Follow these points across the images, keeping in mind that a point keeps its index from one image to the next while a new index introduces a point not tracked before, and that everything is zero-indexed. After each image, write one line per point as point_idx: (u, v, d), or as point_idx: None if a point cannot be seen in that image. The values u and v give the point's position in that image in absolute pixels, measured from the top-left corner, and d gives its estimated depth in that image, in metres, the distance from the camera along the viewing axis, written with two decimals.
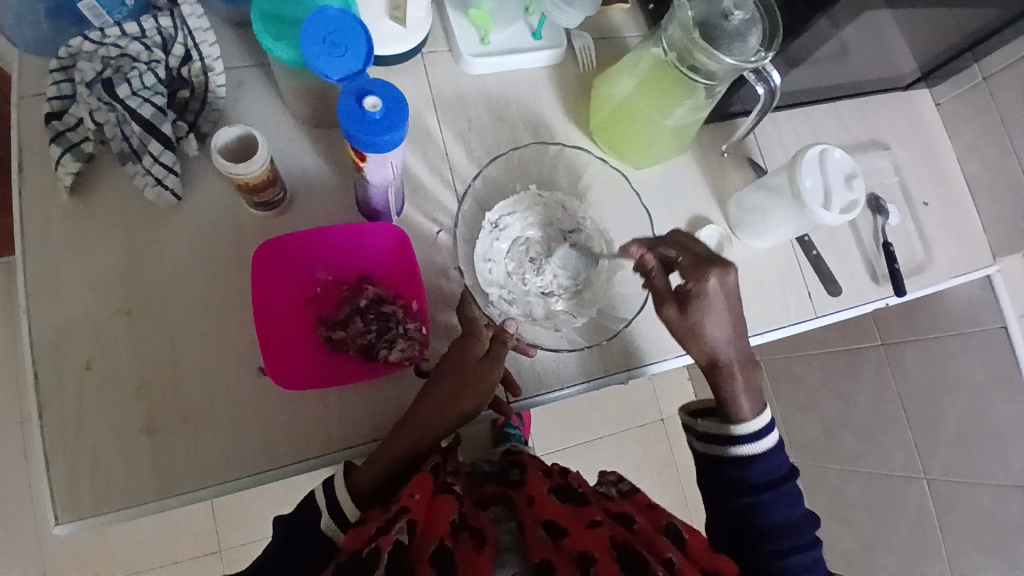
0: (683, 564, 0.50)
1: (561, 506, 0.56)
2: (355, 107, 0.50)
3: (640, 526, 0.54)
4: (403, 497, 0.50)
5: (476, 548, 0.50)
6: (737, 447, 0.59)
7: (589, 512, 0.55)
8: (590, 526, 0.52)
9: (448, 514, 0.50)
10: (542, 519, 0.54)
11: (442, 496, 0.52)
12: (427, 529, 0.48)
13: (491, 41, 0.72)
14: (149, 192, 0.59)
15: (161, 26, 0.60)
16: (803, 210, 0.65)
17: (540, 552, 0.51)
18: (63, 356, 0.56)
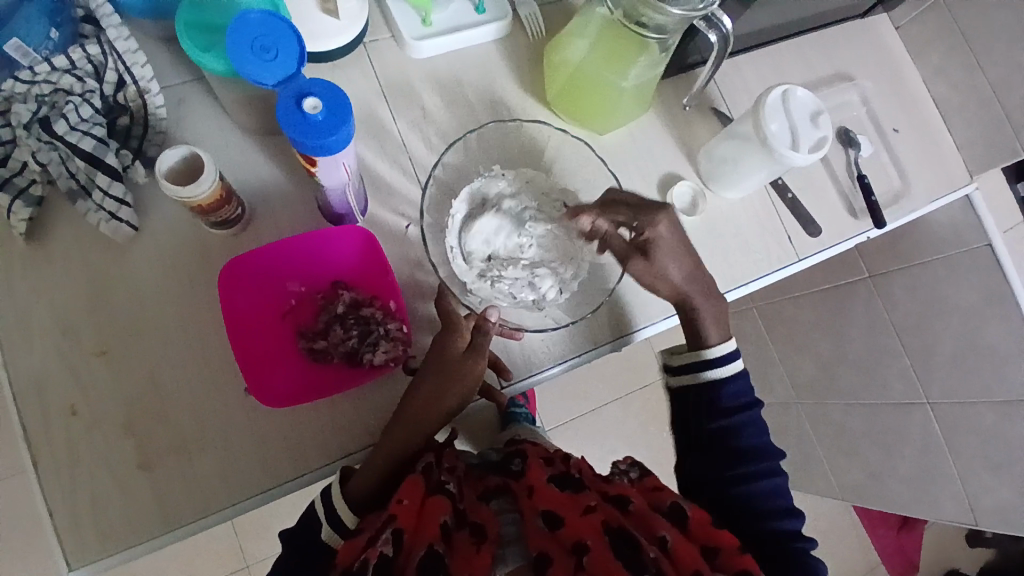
0: (677, 541, 0.53)
1: (561, 493, 0.56)
2: (296, 110, 0.49)
3: (635, 506, 0.56)
4: (392, 504, 0.52)
5: (475, 545, 0.51)
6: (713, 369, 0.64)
7: (585, 498, 0.56)
8: (585, 512, 0.54)
9: (438, 516, 0.51)
10: (541, 509, 0.55)
11: (432, 499, 0.53)
12: (416, 533, 0.51)
13: (433, 21, 0.70)
14: (105, 227, 0.58)
15: (90, 54, 0.58)
16: (772, 155, 0.64)
17: (537, 544, 0.53)
18: (47, 404, 0.56)
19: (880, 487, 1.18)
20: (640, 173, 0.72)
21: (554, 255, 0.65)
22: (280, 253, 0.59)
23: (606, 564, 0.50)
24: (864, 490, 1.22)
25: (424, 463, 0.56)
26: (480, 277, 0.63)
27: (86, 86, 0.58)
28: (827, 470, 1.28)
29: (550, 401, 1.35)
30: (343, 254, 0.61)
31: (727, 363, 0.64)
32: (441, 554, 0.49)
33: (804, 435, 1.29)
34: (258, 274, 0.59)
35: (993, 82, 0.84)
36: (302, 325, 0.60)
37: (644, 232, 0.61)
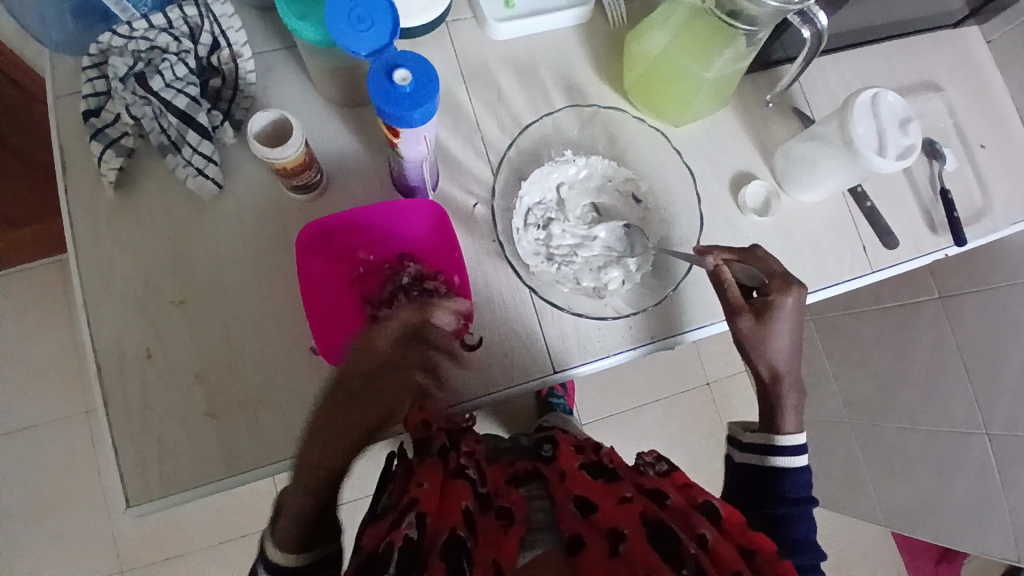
0: (716, 538, 0.51)
1: (592, 482, 0.58)
2: (385, 82, 0.50)
3: (672, 501, 0.55)
4: (413, 487, 0.51)
5: (503, 528, 0.52)
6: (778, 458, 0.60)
7: (619, 488, 0.57)
8: (621, 501, 0.55)
9: (460, 501, 0.52)
10: (574, 494, 0.56)
11: (455, 484, 0.53)
12: (440, 518, 0.50)
13: (515, 3, 0.70)
14: (192, 182, 0.59)
15: (186, 15, 0.60)
16: (856, 158, 0.62)
17: (570, 527, 0.53)
18: (123, 348, 0.58)
19: (926, 518, 1.13)
20: (714, 170, 0.71)
21: (619, 245, 0.65)
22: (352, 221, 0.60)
23: (639, 551, 0.49)
24: (909, 519, 1.17)
25: (441, 446, 0.56)
26: (544, 260, 0.64)
27: (182, 45, 0.60)
28: (871, 494, 1.23)
29: (590, 396, 1.34)
30: (412, 228, 0.61)
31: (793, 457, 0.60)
32: (463, 537, 0.49)
33: (850, 456, 1.25)
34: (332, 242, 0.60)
35: None
36: (370, 296, 0.60)
37: (772, 293, 0.60)
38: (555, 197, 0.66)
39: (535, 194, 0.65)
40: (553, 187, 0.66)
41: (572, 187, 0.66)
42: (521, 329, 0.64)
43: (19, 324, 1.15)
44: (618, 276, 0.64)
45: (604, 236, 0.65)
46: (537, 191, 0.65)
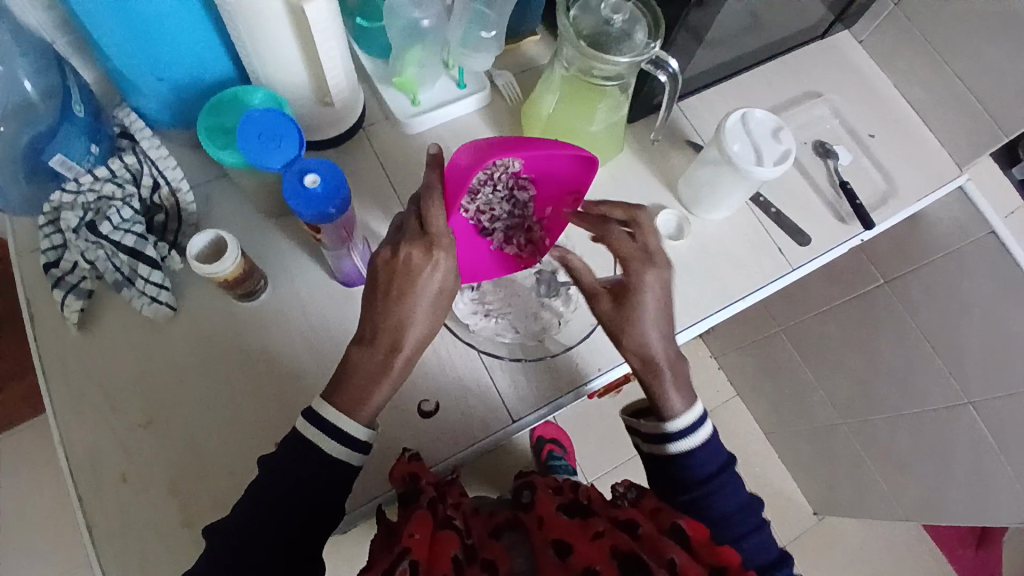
0: (686, 564, 0.51)
1: (569, 522, 0.58)
2: (298, 185, 0.56)
3: (643, 531, 0.56)
4: (404, 537, 0.52)
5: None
6: (672, 445, 0.59)
7: (593, 525, 0.57)
8: (594, 538, 0.55)
9: (450, 549, 0.53)
10: (552, 539, 0.56)
11: (443, 533, 0.54)
12: (432, 566, 0.51)
13: (421, 100, 0.78)
14: (146, 309, 0.65)
15: (127, 164, 0.67)
16: (739, 172, 0.68)
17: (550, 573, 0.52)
18: (99, 473, 0.61)
19: (941, 504, 1.11)
20: None
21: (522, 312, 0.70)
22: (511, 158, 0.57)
23: None
24: (927, 510, 1.15)
25: (428, 498, 0.58)
26: (481, 317, 0.69)
27: (126, 191, 0.67)
28: (885, 490, 1.22)
29: (590, 447, 1.37)
30: (563, 158, 0.61)
31: (686, 438, 0.58)
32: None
33: (855, 456, 1.24)
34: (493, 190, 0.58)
35: (964, 78, 0.85)
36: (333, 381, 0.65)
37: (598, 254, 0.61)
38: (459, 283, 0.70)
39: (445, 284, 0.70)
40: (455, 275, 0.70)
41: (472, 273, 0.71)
42: (473, 387, 0.67)
43: (30, 481, 1.19)
44: (528, 340, 0.69)
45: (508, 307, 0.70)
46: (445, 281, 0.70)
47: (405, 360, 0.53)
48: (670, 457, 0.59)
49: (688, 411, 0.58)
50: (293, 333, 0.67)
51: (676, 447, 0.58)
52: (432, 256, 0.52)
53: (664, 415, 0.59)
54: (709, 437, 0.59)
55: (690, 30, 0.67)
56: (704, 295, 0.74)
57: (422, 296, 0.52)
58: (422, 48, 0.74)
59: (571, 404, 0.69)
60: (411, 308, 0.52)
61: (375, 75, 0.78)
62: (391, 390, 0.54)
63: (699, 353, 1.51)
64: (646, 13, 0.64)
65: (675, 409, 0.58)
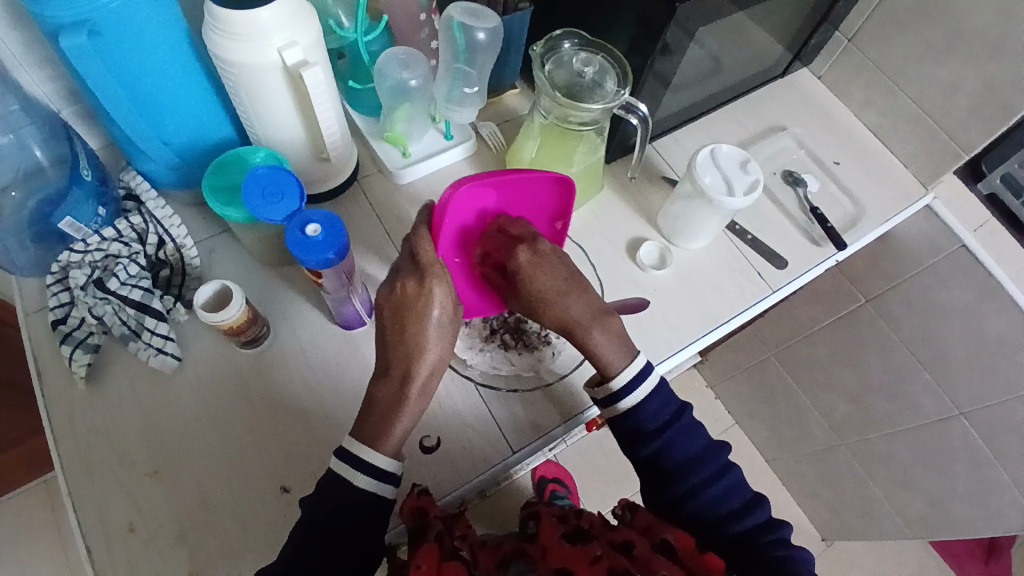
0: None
1: (570, 550, 0.58)
2: (300, 235, 0.59)
3: (638, 551, 0.57)
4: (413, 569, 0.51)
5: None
6: (623, 401, 0.61)
7: (591, 549, 0.58)
8: (593, 562, 0.56)
9: None
10: (554, 566, 0.56)
11: (450, 562, 0.53)
12: None
13: (411, 152, 0.83)
14: (153, 360, 0.67)
15: (133, 224, 0.71)
16: (713, 203, 0.73)
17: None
18: (107, 524, 0.62)
19: (945, 519, 1.11)
20: (609, 242, 0.81)
21: (514, 356, 0.72)
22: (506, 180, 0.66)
23: None
24: (932, 525, 1.15)
25: (435, 531, 0.57)
26: (477, 351, 0.72)
27: (132, 249, 0.70)
28: (890, 509, 1.22)
29: (593, 482, 1.39)
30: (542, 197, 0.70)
31: (635, 390, 0.60)
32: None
33: (856, 476, 1.25)
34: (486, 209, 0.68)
35: (918, 102, 0.91)
36: (339, 422, 0.67)
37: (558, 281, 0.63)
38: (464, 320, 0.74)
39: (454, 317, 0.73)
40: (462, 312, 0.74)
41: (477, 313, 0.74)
42: (472, 419, 0.69)
43: (36, 550, 1.18)
44: (515, 382, 0.72)
45: (502, 350, 0.72)
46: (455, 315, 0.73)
47: (419, 388, 0.56)
48: (623, 415, 0.61)
49: (631, 364, 0.61)
50: (295, 377, 0.69)
51: (625, 404, 0.60)
52: (425, 288, 0.56)
53: (608, 373, 0.61)
54: (654, 388, 0.61)
55: (656, 76, 0.73)
56: (690, 320, 0.77)
57: (411, 308, 0.56)
58: (409, 105, 0.79)
59: (559, 438, 0.70)
60: (406, 323, 0.56)
61: (368, 133, 0.84)
62: (409, 422, 0.56)
63: (694, 383, 1.54)
64: (615, 64, 0.69)
65: (617, 365, 0.61)
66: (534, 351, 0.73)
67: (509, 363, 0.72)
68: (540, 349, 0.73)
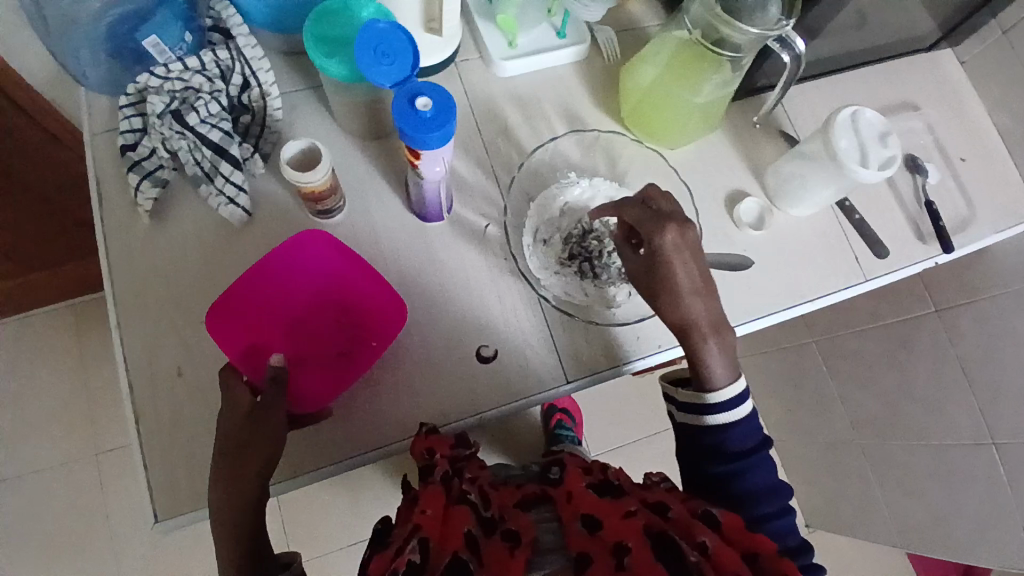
0: (717, 546, 0.52)
1: (599, 500, 0.57)
2: (407, 107, 0.53)
3: (675, 513, 0.56)
4: (415, 515, 0.53)
5: (509, 549, 0.51)
6: (710, 415, 0.60)
7: (625, 503, 0.57)
8: (625, 516, 0.54)
9: (463, 525, 0.52)
10: (579, 514, 0.55)
11: (456, 508, 0.54)
12: (442, 542, 0.51)
13: (518, 43, 0.75)
14: (222, 210, 0.62)
15: (219, 58, 0.65)
16: (841, 170, 0.67)
17: (577, 545, 0.52)
18: (154, 365, 0.60)
19: (939, 537, 1.12)
20: (710, 190, 0.76)
21: (589, 286, 0.67)
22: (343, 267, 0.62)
23: (645, 564, 0.49)
24: (925, 538, 1.15)
25: (442, 472, 0.57)
26: (552, 274, 0.68)
27: (215, 86, 0.64)
28: (885, 514, 1.23)
29: (599, 423, 1.39)
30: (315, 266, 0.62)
31: (726, 410, 0.60)
32: (468, 559, 0.50)
33: (861, 476, 1.25)
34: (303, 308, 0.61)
35: None
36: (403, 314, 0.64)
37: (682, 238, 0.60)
38: (546, 236, 0.69)
39: (538, 234, 0.69)
40: (545, 227, 0.69)
41: (556, 233, 0.69)
42: (533, 341, 0.66)
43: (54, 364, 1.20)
44: (584, 312, 0.67)
45: (575, 276, 0.68)
46: (539, 233, 0.69)
47: None
48: (705, 428, 0.61)
49: (729, 386, 0.60)
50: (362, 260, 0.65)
51: (713, 419, 0.60)
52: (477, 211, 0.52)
53: (709, 385, 0.60)
54: (743, 415, 0.60)
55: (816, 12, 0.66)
56: (774, 289, 0.73)
57: None
58: None
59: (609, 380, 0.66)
60: None
61: (476, 10, 0.76)
62: None
63: None
64: None
65: (720, 380, 0.60)
66: (610, 285, 0.67)
67: (582, 291, 0.67)
68: (617, 283, 0.67)
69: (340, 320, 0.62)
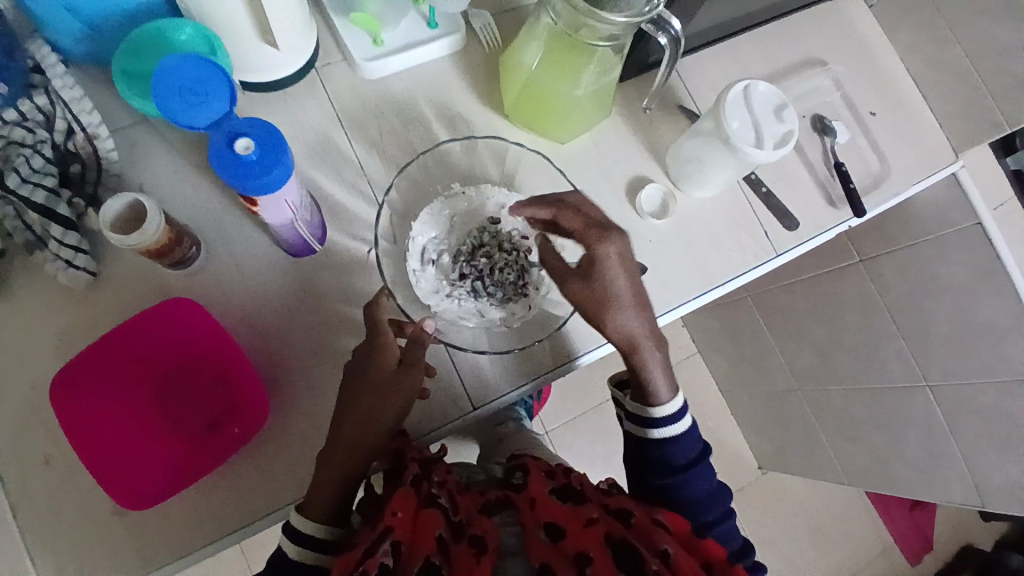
0: (679, 555, 0.50)
1: (560, 505, 0.53)
2: (226, 152, 0.47)
3: (637, 520, 0.53)
4: (386, 516, 0.48)
5: (475, 556, 0.47)
6: (654, 429, 0.59)
7: (586, 510, 0.53)
8: (588, 523, 0.51)
9: (434, 528, 0.48)
10: (543, 521, 0.51)
11: (427, 511, 0.50)
12: (413, 546, 0.47)
13: (384, 40, 0.68)
14: (62, 276, 0.57)
15: (39, 105, 0.57)
16: (736, 154, 0.63)
17: (539, 555, 0.48)
18: (20, 453, 0.56)
19: (883, 475, 1.15)
20: (608, 179, 0.71)
21: (488, 306, 0.63)
22: (150, 340, 0.58)
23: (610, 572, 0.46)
24: (871, 475, 1.18)
25: (412, 475, 0.54)
26: (444, 298, 0.62)
27: (37, 137, 0.57)
28: (833, 457, 1.25)
29: None
30: (187, 332, 0.58)
31: (669, 423, 0.59)
32: (439, 564, 0.46)
33: (807, 423, 1.26)
34: (100, 392, 0.56)
35: (971, 56, 0.81)
36: (285, 363, 0.60)
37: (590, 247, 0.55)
38: (434, 257, 0.63)
39: (423, 255, 0.63)
40: (433, 246, 0.64)
41: (445, 252, 0.64)
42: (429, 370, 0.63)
43: None
44: (487, 334, 0.63)
45: (472, 296, 0.63)
46: (425, 253, 0.63)
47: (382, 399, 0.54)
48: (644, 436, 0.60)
49: (672, 400, 0.59)
50: (233, 309, 0.61)
51: (656, 433, 0.59)
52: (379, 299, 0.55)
53: (652, 400, 0.59)
54: (689, 426, 0.60)
55: None
56: (682, 279, 0.70)
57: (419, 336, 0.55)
58: None
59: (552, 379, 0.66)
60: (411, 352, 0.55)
61: (333, 9, 0.68)
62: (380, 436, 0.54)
63: None
64: None
65: (663, 394, 0.59)
66: (511, 300, 0.63)
67: (481, 312, 0.63)
68: (519, 296, 0.63)
69: (214, 390, 0.58)
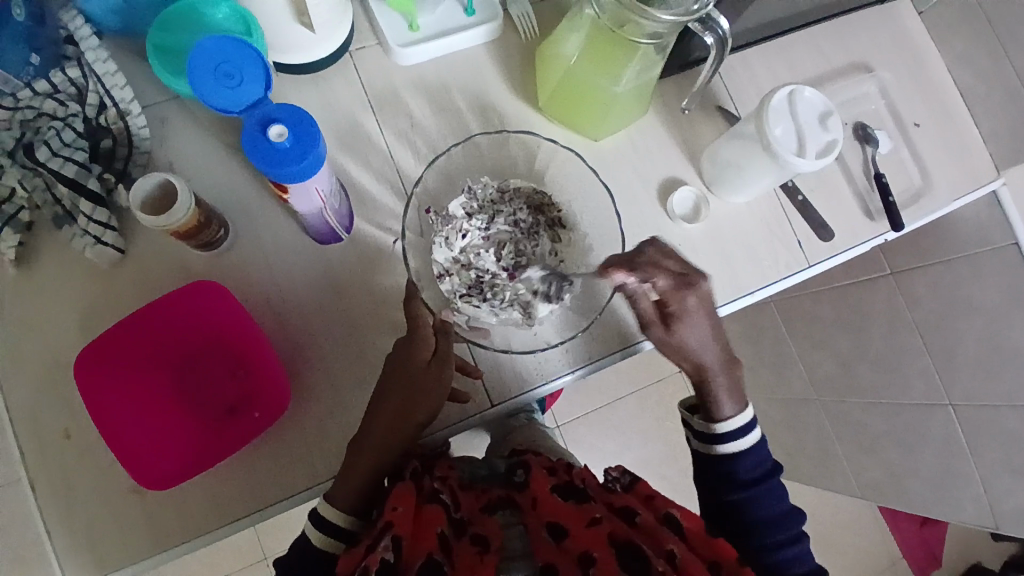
0: (685, 557, 0.47)
1: (564, 504, 0.51)
2: (259, 137, 0.46)
3: (642, 519, 0.50)
4: (386, 512, 0.47)
5: (478, 555, 0.46)
6: (721, 445, 0.59)
7: (589, 509, 0.50)
8: (590, 524, 0.48)
9: (433, 525, 0.47)
10: (545, 521, 0.49)
11: (429, 507, 0.49)
12: (415, 541, 0.46)
13: (420, 25, 0.67)
14: (89, 251, 0.57)
15: (70, 77, 0.58)
16: (776, 161, 0.61)
17: (543, 556, 0.46)
18: (42, 425, 0.57)
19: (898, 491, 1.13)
20: (640, 180, 0.70)
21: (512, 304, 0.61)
22: (167, 324, 0.57)
23: None
24: (884, 489, 1.17)
25: (412, 472, 0.53)
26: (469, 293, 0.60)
27: (69, 110, 0.58)
28: (846, 469, 1.23)
29: None
30: (210, 318, 0.57)
31: (740, 438, 0.58)
32: (442, 561, 0.44)
33: (822, 433, 1.23)
34: (122, 373, 0.57)
35: None
36: (306, 351, 0.60)
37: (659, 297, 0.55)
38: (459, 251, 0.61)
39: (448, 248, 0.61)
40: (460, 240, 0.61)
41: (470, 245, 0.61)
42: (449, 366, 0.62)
43: None
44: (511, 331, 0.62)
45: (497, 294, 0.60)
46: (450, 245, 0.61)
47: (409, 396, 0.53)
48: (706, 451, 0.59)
49: (740, 414, 0.59)
50: (256, 293, 0.60)
51: (724, 448, 0.59)
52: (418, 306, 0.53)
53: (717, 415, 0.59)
54: (756, 442, 0.59)
55: None
56: (712, 286, 0.69)
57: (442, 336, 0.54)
58: None
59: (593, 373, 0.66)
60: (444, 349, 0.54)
61: None
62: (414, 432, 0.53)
63: None
64: None
65: (728, 411, 0.59)
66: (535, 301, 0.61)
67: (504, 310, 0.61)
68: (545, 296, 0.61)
69: (235, 375, 0.58)
